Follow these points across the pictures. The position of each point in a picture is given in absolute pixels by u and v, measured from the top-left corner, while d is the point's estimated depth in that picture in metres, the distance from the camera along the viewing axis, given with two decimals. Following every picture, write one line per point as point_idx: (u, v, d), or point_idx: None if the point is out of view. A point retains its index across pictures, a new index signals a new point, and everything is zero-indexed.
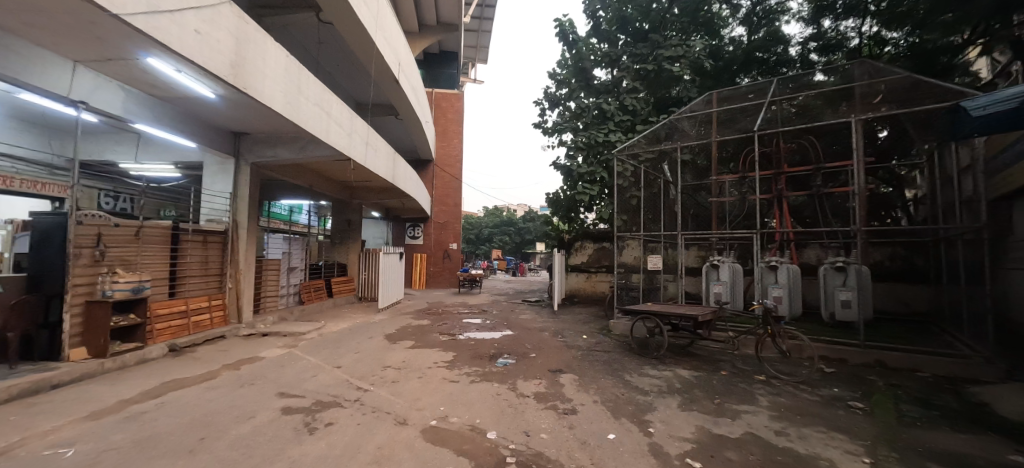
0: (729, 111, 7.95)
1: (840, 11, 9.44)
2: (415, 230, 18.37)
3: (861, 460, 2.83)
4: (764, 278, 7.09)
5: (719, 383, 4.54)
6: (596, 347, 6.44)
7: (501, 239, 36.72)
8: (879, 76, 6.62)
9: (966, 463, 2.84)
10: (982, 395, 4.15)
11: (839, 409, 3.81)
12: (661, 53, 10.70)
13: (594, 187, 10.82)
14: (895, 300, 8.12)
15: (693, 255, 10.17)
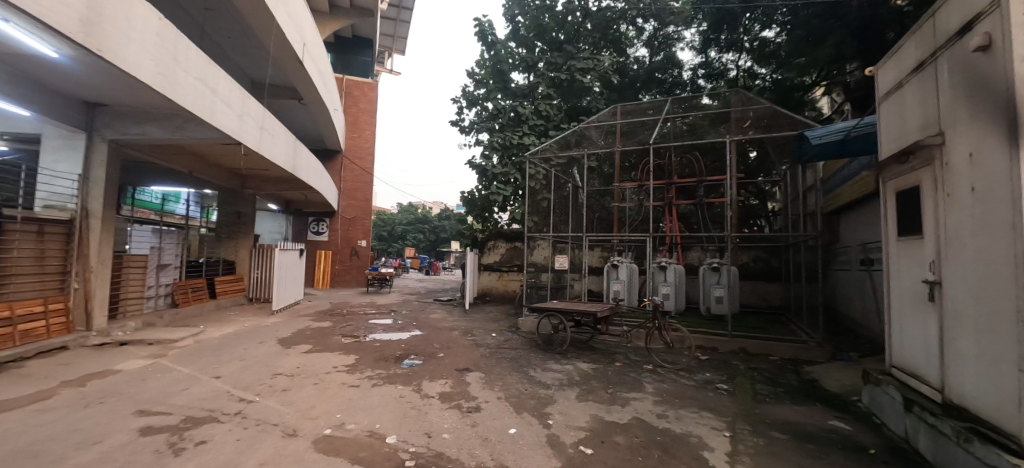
0: (632, 124, 8.66)
1: (722, 45, 11.02)
2: (319, 225, 17.03)
3: (723, 434, 3.26)
4: (655, 276, 7.85)
5: (614, 373, 4.92)
6: (504, 344, 6.55)
7: (415, 237, 35.68)
8: (750, 104, 7.70)
9: (799, 429, 3.43)
10: (813, 373, 5.04)
11: (709, 391, 4.35)
12: (574, 64, 11.22)
13: (508, 188, 11.03)
14: (756, 296, 9.52)
15: (597, 256, 10.91)
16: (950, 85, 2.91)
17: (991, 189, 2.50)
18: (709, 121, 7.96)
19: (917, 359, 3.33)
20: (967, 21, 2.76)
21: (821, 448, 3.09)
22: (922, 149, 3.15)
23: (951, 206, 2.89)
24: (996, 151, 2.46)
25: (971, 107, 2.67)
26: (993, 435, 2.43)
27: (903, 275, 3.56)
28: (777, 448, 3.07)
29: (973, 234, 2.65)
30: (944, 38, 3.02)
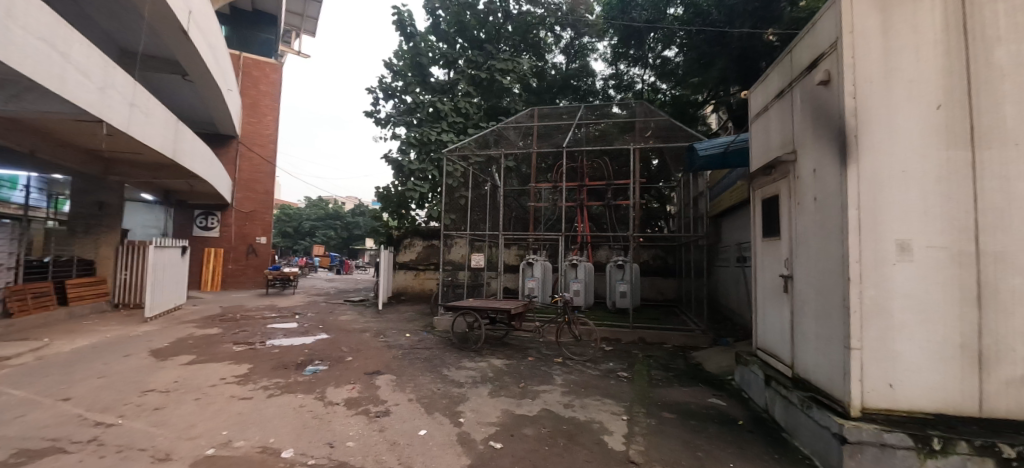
0: (548, 126, 8.98)
1: (630, 60, 12.05)
2: (207, 220, 15.10)
3: (621, 418, 3.54)
4: (566, 274, 8.27)
5: (526, 368, 5.07)
6: (418, 344, 6.40)
7: (324, 234, 33.25)
8: (651, 116, 8.45)
9: (685, 408, 3.85)
10: (698, 358, 5.69)
11: (611, 379, 4.70)
12: (494, 64, 11.29)
13: (426, 184, 10.78)
14: (655, 290, 10.48)
15: (513, 254, 11.15)
16: (801, 111, 3.46)
17: (828, 199, 3.02)
18: (618, 129, 8.60)
19: (775, 342, 3.92)
20: (815, 57, 3.29)
21: (701, 423, 3.51)
22: (781, 163, 3.71)
23: (800, 212, 3.44)
24: (832, 168, 2.99)
25: (815, 130, 3.21)
26: (827, 401, 2.96)
27: (766, 269, 4.16)
28: (666, 427, 3.42)
29: (816, 236, 3.19)
30: (798, 71, 3.59)
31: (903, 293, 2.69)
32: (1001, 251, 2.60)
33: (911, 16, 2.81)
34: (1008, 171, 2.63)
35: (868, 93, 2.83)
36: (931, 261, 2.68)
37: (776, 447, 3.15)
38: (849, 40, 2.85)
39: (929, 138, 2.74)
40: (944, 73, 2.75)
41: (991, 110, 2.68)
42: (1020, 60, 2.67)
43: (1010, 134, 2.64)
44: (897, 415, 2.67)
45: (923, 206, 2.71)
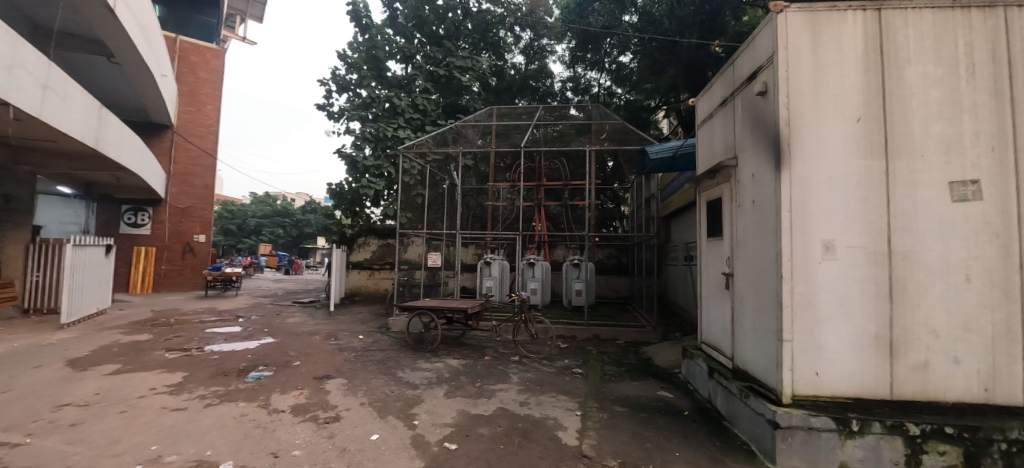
0: (506, 126, 9.00)
1: (587, 63, 12.39)
2: (137, 216, 13.86)
3: (575, 414, 3.62)
4: (524, 272, 8.34)
5: (482, 367, 5.06)
6: (372, 346, 6.21)
7: (272, 232, 31.50)
8: (606, 119, 8.69)
9: (636, 402, 4.00)
10: (648, 353, 5.92)
11: (566, 375, 4.80)
12: (453, 61, 11.18)
13: (381, 181, 10.49)
14: (608, 288, 10.80)
15: (471, 253, 11.09)
16: (742, 119, 3.69)
17: (765, 202, 3.24)
18: (576, 130, 8.78)
19: (717, 336, 4.15)
20: (754, 69, 3.52)
21: (650, 415, 3.66)
22: (723, 168, 3.94)
23: (740, 214, 3.67)
24: (768, 173, 3.21)
25: (754, 137, 3.43)
26: (762, 390, 3.18)
27: (710, 267, 4.40)
28: (617, 420, 3.53)
29: (754, 236, 3.41)
30: (739, 81, 3.82)
31: (828, 289, 2.94)
32: (908, 250, 2.92)
33: (836, 36, 3.07)
34: (914, 180, 2.95)
35: (799, 104, 3.06)
36: (851, 259, 2.95)
37: (718, 434, 3.34)
38: (783, 54, 3.08)
39: (850, 147, 3.01)
40: (863, 89, 3.04)
41: (900, 124, 2.99)
42: (925, 80, 3.00)
43: (916, 146, 2.97)
44: (822, 400, 2.91)
45: (844, 209, 2.97)
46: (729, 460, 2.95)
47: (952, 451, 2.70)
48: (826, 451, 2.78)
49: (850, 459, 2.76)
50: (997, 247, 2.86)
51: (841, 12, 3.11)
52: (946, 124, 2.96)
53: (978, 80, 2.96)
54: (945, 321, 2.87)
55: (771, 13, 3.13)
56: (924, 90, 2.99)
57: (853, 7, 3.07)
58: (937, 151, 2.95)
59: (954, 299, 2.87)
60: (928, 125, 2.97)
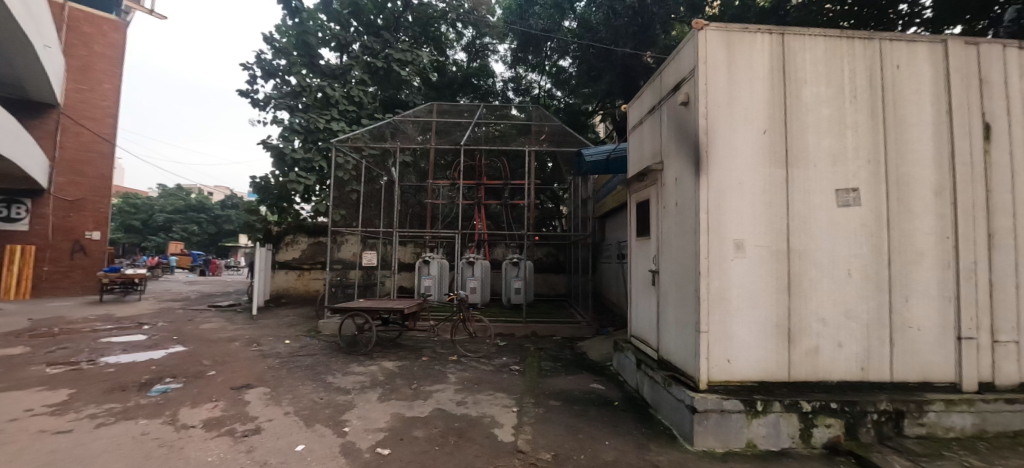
0: (446, 123, 8.89)
1: (528, 65, 12.69)
2: (10, 209, 11.81)
3: (511, 410, 3.67)
4: (463, 271, 8.32)
5: (419, 368, 4.95)
6: (299, 351, 5.83)
7: (184, 229, 28.41)
8: (545, 120, 8.90)
9: (570, 395, 4.14)
10: (583, 347, 6.16)
11: (504, 373, 4.85)
12: (392, 53, 10.71)
13: (313, 175, 9.88)
14: (547, 286, 11.06)
15: (409, 252, 10.81)
16: (667, 126, 3.95)
17: (686, 204, 3.50)
18: (516, 130, 8.88)
19: (644, 329, 4.42)
20: (678, 80, 3.78)
21: (582, 407, 3.81)
22: (651, 171, 4.19)
23: (664, 214, 3.93)
24: (688, 177, 3.46)
25: (677, 144, 3.69)
26: (683, 378, 3.43)
27: (638, 265, 4.67)
28: (552, 414, 3.63)
29: (676, 236, 3.67)
30: (665, 91, 4.08)
31: (738, 284, 3.24)
32: (802, 249, 3.30)
33: (747, 55, 3.39)
34: (808, 187, 3.35)
35: (716, 115, 3.34)
36: (757, 257, 3.28)
37: (644, 421, 3.56)
38: (703, 69, 3.34)
39: (758, 156, 3.34)
40: (768, 105, 3.38)
41: (798, 137, 3.37)
42: (817, 99, 3.40)
43: (809, 157, 3.36)
44: (732, 385, 3.21)
45: (752, 212, 3.29)
46: (653, 445, 3.15)
47: (836, 424, 3.11)
48: (735, 430, 3.07)
49: (755, 436, 3.08)
50: (870, 246, 3.33)
51: (752, 34, 3.43)
52: (833, 139, 3.38)
53: (858, 102, 3.42)
54: (831, 310, 3.29)
55: (693, 29, 3.37)
56: (817, 108, 3.40)
57: (761, 29, 3.40)
58: (826, 162, 3.37)
59: (838, 291, 3.30)
60: (819, 140, 3.38)
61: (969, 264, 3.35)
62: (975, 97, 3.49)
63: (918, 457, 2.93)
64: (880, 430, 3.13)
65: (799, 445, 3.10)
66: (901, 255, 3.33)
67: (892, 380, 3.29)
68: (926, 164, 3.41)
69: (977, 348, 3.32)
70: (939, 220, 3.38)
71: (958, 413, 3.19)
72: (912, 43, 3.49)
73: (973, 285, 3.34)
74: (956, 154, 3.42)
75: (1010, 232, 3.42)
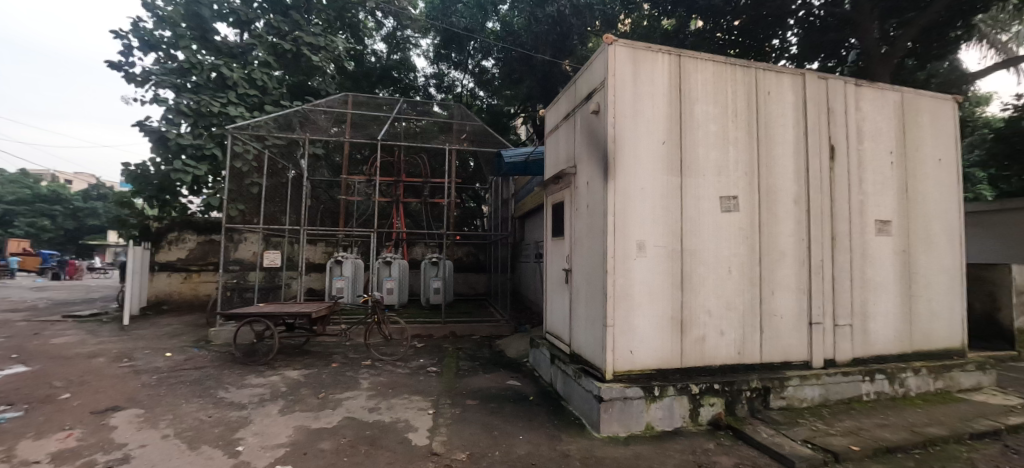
0: (363, 116, 8.44)
1: (451, 62, 12.61)
2: None
3: (427, 413, 3.61)
4: (379, 271, 8.05)
5: (328, 376, 4.65)
6: (184, 365, 5.15)
7: (30, 223, 23.48)
8: (466, 120, 8.90)
9: (487, 393, 4.18)
10: (501, 345, 6.26)
11: (420, 375, 4.75)
12: (301, 36, 9.72)
13: (204, 166, 8.66)
14: (467, 286, 11.05)
15: (320, 251, 10.09)
16: (580, 132, 4.17)
17: (595, 206, 3.73)
18: (438, 128, 8.69)
19: (558, 325, 4.62)
20: (591, 89, 4.00)
21: (498, 405, 3.88)
22: (565, 174, 4.38)
23: (577, 216, 4.14)
24: (598, 181, 3.69)
25: (589, 150, 3.91)
26: (591, 370, 3.66)
27: (553, 263, 4.87)
28: (468, 414, 3.64)
29: (587, 237, 3.90)
30: (579, 99, 4.30)
31: (640, 281, 3.54)
32: (693, 249, 3.70)
33: (650, 72, 3.70)
34: (698, 194, 3.76)
35: (623, 125, 3.60)
36: (657, 256, 3.60)
37: (556, 413, 3.73)
38: (612, 81, 3.58)
39: (657, 164, 3.67)
40: (667, 118, 3.73)
41: (691, 149, 3.77)
42: (707, 116, 3.84)
43: (700, 167, 3.78)
44: (634, 374, 3.49)
45: (652, 215, 3.61)
46: (564, 435, 3.31)
47: (717, 402, 3.55)
48: (636, 415, 3.35)
49: (653, 419, 3.38)
50: (746, 246, 3.84)
51: (654, 53, 3.76)
52: (719, 152, 3.84)
53: (738, 121, 3.92)
54: (715, 303, 3.73)
55: (604, 43, 3.60)
56: (706, 124, 3.83)
57: (661, 50, 3.74)
58: (713, 172, 3.81)
59: (721, 286, 3.75)
60: (708, 152, 3.81)
61: (818, 262, 4.02)
62: (824, 123, 4.19)
63: (780, 425, 3.46)
64: (751, 405, 3.63)
65: (688, 424, 3.48)
66: (769, 255, 3.89)
67: (762, 361, 3.83)
68: (788, 177, 4.02)
69: (823, 331, 3.99)
70: (798, 225, 4.01)
71: (809, 386, 3.81)
72: (780, 74, 4.09)
73: (821, 279, 4.02)
74: (810, 170, 4.08)
75: (847, 235, 4.17)
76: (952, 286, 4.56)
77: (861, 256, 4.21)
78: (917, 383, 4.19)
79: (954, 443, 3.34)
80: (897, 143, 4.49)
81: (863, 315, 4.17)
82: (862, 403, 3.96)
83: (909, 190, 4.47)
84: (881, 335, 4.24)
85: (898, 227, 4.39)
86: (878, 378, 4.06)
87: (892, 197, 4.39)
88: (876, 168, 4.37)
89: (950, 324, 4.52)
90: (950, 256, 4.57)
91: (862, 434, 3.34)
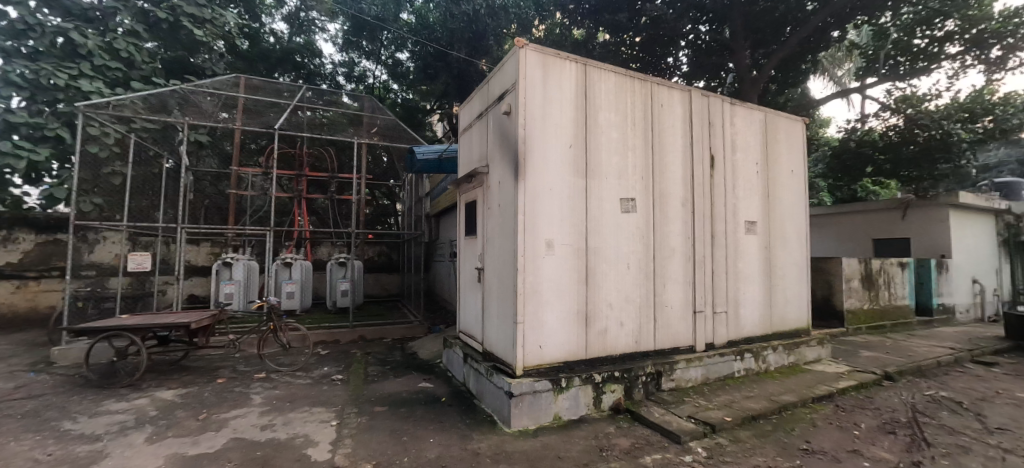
0: (257, 101, 7.58)
1: (362, 51, 11.95)
2: None
3: (330, 424, 3.39)
4: (277, 274, 7.35)
5: (212, 394, 4.12)
6: (14, 394, 4.19)
7: None
8: (378, 113, 8.47)
9: (397, 398, 4.05)
10: (414, 347, 6.09)
11: (324, 384, 4.44)
12: (181, 4, 8.23)
13: (44, 150, 7.04)
14: (379, 287, 10.56)
15: (205, 253, 8.90)
16: (492, 132, 4.21)
17: (506, 205, 3.79)
18: (346, 120, 8.13)
19: (471, 324, 4.62)
20: (502, 90, 4.06)
21: (409, 409, 3.77)
22: (478, 174, 4.39)
23: (489, 215, 4.18)
24: (509, 181, 3.77)
25: (501, 150, 3.97)
26: (502, 367, 3.72)
27: (466, 262, 4.85)
28: (376, 422, 3.48)
29: (499, 236, 3.96)
30: (492, 99, 4.34)
31: (548, 278, 3.68)
32: (597, 247, 3.95)
33: (558, 78, 3.86)
34: (601, 195, 4.02)
35: (532, 127, 3.71)
36: (563, 254, 3.78)
37: (468, 413, 3.73)
38: (522, 84, 3.67)
39: (565, 167, 3.85)
40: (574, 123, 3.92)
41: (595, 153, 4.02)
42: (609, 123, 4.11)
43: (602, 170, 4.04)
44: (543, 367, 3.63)
45: (560, 215, 3.78)
46: (475, 433, 3.33)
47: (617, 389, 3.83)
48: (545, 407, 3.49)
49: (560, 409, 3.55)
50: (642, 244, 4.20)
51: (562, 60, 3.93)
52: (619, 157, 4.14)
53: (636, 129, 4.26)
54: (616, 297, 4.03)
55: (515, 46, 3.67)
56: (609, 131, 4.11)
57: (568, 57, 3.92)
58: (615, 175, 4.10)
59: (620, 281, 4.06)
60: (609, 157, 4.09)
61: (701, 257, 4.54)
62: (707, 135, 4.75)
63: (669, 404, 3.85)
64: (646, 388, 3.99)
65: (592, 411, 3.71)
66: (661, 252, 4.30)
67: (655, 348, 4.22)
68: (677, 182, 4.48)
69: (705, 318, 4.53)
70: (684, 224, 4.48)
71: (693, 367, 4.30)
72: (671, 89, 4.54)
73: (703, 273, 4.55)
74: (694, 176, 4.58)
75: (723, 233, 4.77)
76: (801, 276, 5.45)
77: (734, 252, 4.85)
78: (775, 358, 4.95)
79: (801, 407, 4.01)
80: (762, 155, 5.24)
81: (736, 303, 4.81)
82: (734, 380, 4.57)
83: (770, 196, 5.25)
84: (749, 320, 4.93)
85: (762, 227, 5.14)
86: (747, 357, 4.72)
87: (758, 202, 5.12)
88: (746, 176, 5.05)
89: (799, 308, 5.40)
90: (799, 251, 5.47)
91: (734, 406, 3.86)
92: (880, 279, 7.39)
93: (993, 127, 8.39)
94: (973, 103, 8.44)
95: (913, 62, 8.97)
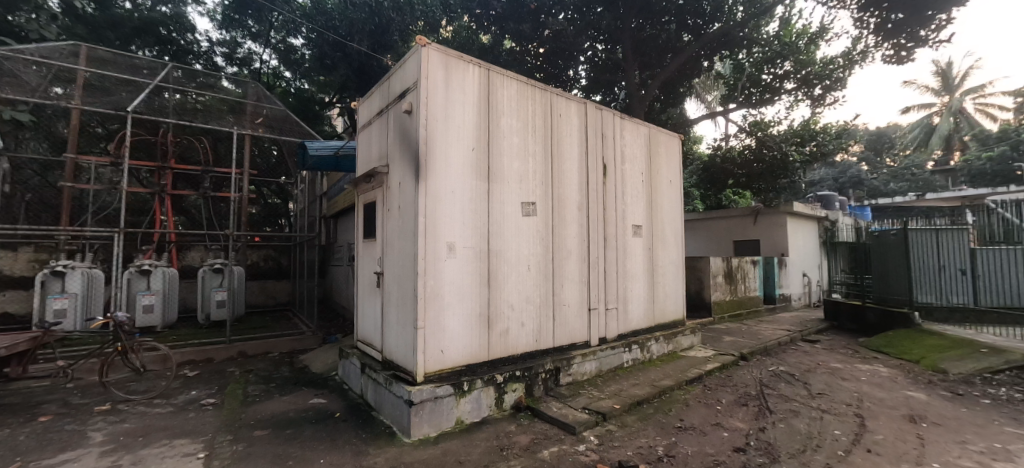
0: (105, 77, 6.33)
1: (246, 31, 10.71)
2: None
3: (197, 457, 2.95)
4: (131, 284, 6.23)
5: (30, 436, 3.32)
6: None
7: None
8: (264, 102, 7.61)
9: (282, 419, 3.67)
10: (305, 361, 5.59)
11: (191, 411, 3.86)
12: None
13: None
14: (265, 295, 9.51)
15: (26, 261, 7.16)
16: (393, 131, 4.06)
17: (406, 206, 3.68)
18: (226, 107, 7.16)
19: (369, 333, 4.40)
20: (403, 89, 3.94)
21: (296, 429, 3.45)
22: (377, 173, 4.19)
23: (389, 218, 4.02)
24: (409, 182, 3.65)
25: (401, 149, 3.83)
26: (402, 375, 3.59)
27: (364, 265, 4.59)
28: (256, 449, 3.10)
29: (398, 238, 3.82)
30: (392, 96, 4.17)
31: (449, 281, 3.65)
32: (498, 250, 4.03)
33: (460, 80, 3.86)
34: (502, 198, 4.10)
35: (434, 127, 3.64)
36: (464, 257, 3.78)
37: (365, 426, 3.54)
38: (425, 83, 3.59)
39: (468, 170, 3.86)
40: (476, 126, 3.95)
41: (497, 158, 4.09)
42: (511, 129, 4.22)
43: (504, 175, 4.13)
44: (445, 372, 3.58)
45: (462, 218, 3.78)
46: (371, 448, 3.17)
47: (518, 387, 3.94)
48: (446, 412, 3.44)
49: (462, 412, 3.54)
50: (541, 247, 4.39)
51: (465, 64, 3.93)
52: (520, 162, 4.27)
53: (536, 136, 4.44)
54: (517, 298, 4.14)
55: (417, 44, 3.58)
56: (510, 136, 4.21)
57: (471, 61, 3.94)
58: (516, 180, 4.22)
59: (521, 283, 4.18)
60: (511, 162, 4.20)
61: (594, 258, 4.89)
62: (599, 145, 5.13)
63: (566, 398, 4.08)
64: (545, 384, 4.18)
65: (494, 411, 3.76)
66: (558, 253, 4.54)
67: (554, 346, 4.44)
68: (573, 188, 4.76)
69: (598, 315, 4.89)
70: (579, 227, 4.79)
71: (588, 361, 4.60)
72: (568, 100, 4.82)
73: (596, 273, 4.91)
74: (589, 183, 4.92)
75: (614, 235, 5.20)
76: (677, 274, 6.16)
77: (623, 254, 5.31)
78: (657, 348, 5.53)
79: (677, 389, 4.54)
80: (646, 165, 5.82)
81: (624, 300, 5.26)
82: (623, 370, 5.00)
83: (653, 201, 5.87)
84: (636, 314, 5.43)
85: (646, 230, 5.71)
86: (634, 348, 5.20)
87: (643, 207, 5.68)
88: (633, 183, 5.57)
89: (676, 302, 6.11)
90: (676, 252, 6.18)
91: (622, 394, 4.22)
92: (737, 275, 8.70)
93: (816, 150, 10.44)
94: (803, 131, 10.35)
95: (761, 93, 10.69)
